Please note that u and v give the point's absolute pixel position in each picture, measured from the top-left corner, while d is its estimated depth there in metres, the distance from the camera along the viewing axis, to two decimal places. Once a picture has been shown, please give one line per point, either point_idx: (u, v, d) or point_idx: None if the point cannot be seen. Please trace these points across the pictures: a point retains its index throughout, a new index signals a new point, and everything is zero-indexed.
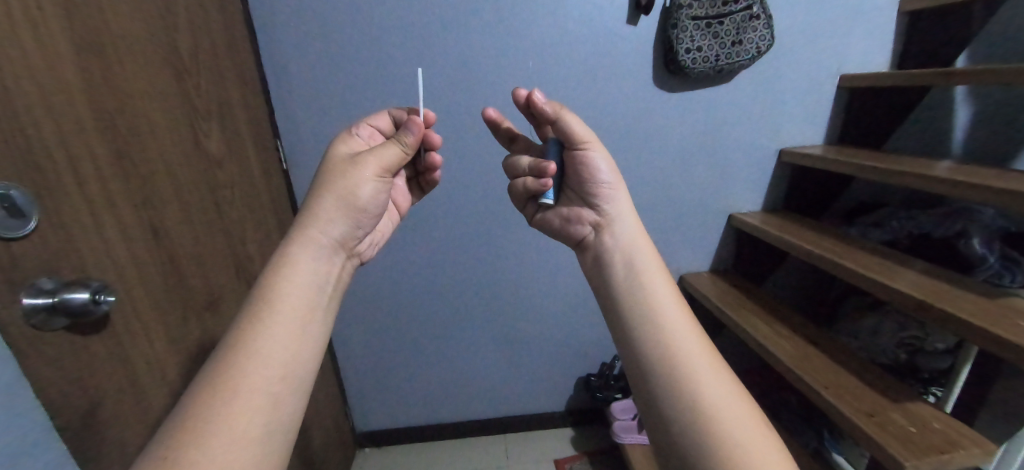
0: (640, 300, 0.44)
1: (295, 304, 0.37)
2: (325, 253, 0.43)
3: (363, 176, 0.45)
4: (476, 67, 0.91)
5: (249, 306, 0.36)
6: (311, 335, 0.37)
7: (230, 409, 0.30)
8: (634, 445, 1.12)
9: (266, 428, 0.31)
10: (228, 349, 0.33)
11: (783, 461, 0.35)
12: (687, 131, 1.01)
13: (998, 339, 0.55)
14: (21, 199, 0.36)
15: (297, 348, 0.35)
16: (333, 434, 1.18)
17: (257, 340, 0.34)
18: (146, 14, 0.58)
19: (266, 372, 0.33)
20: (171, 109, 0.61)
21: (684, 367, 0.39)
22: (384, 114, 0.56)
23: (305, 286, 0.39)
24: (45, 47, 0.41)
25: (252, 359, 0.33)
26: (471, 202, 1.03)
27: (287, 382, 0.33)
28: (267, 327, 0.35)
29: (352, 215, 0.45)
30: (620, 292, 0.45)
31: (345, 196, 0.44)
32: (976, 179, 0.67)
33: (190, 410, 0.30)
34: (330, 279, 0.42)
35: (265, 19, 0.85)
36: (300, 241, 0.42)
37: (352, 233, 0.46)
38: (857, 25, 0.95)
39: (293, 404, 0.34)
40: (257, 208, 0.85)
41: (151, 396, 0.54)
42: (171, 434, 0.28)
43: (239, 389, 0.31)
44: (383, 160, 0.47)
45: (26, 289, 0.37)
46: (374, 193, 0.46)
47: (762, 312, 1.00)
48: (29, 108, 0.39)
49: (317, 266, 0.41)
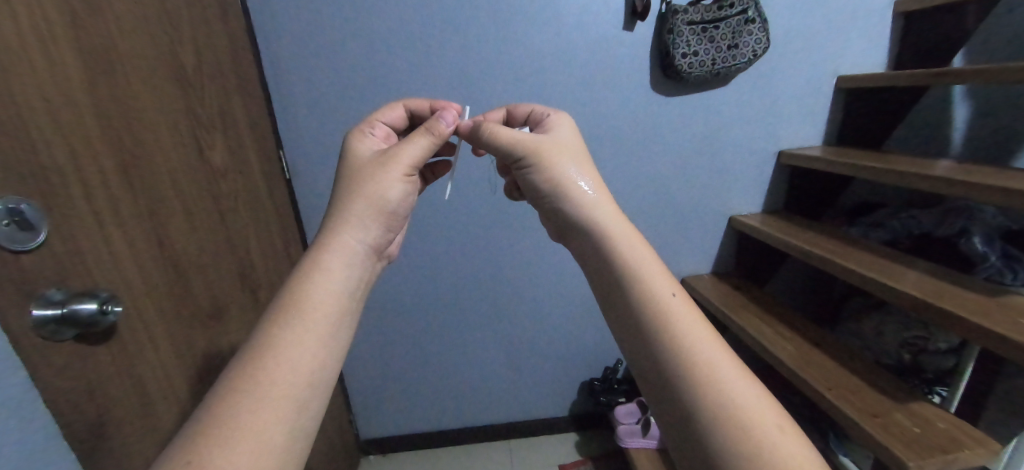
0: (632, 299, 0.39)
1: (325, 313, 0.37)
2: (360, 259, 0.43)
3: (393, 176, 0.46)
4: (475, 77, 0.92)
5: (280, 310, 0.36)
6: (338, 341, 0.38)
7: (256, 416, 0.30)
8: (639, 449, 1.11)
9: (290, 436, 0.31)
10: (257, 354, 0.34)
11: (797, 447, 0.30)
12: (685, 134, 1.01)
13: (1000, 337, 0.55)
14: (30, 212, 0.37)
15: (325, 355, 0.36)
16: (337, 443, 1.17)
17: (288, 346, 0.34)
18: (150, 29, 0.59)
19: (295, 380, 0.33)
20: (176, 121, 0.62)
21: (712, 375, 0.34)
22: (396, 107, 0.57)
23: (338, 292, 0.40)
24: (54, 65, 0.42)
25: (281, 366, 0.33)
26: (472, 209, 1.04)
27: (313, 390, 0.34)
28: (297, 335, 0.35)
29: (385, 219, 0.46)
30: (602, 295, 0.42)
31: (376, 197, 0.46)
32: (977, 178, 0.67)
33: (219, 413, 0.30)
34: (360, 284, 0.42)
35: (268, 32, 0.86)
36: (335, 247, 0.42)
37: (385, 238, 0.47)
38: (851, 27, 0.96)
39: (318, 410, 0.34)
40: (259, 216, 0.86)
41: (159, 404, 0.55)
42: (198, 437, 0.29)
43: (268, 399, 0.31)
44: (411, 157, 0.48)
45: (36, 300, 0.38)
46: (403, 193, 0.48)
47: (764, 315, 0.99)
48: (38, 125, 0.40)
49: (350, 271, 0.42)
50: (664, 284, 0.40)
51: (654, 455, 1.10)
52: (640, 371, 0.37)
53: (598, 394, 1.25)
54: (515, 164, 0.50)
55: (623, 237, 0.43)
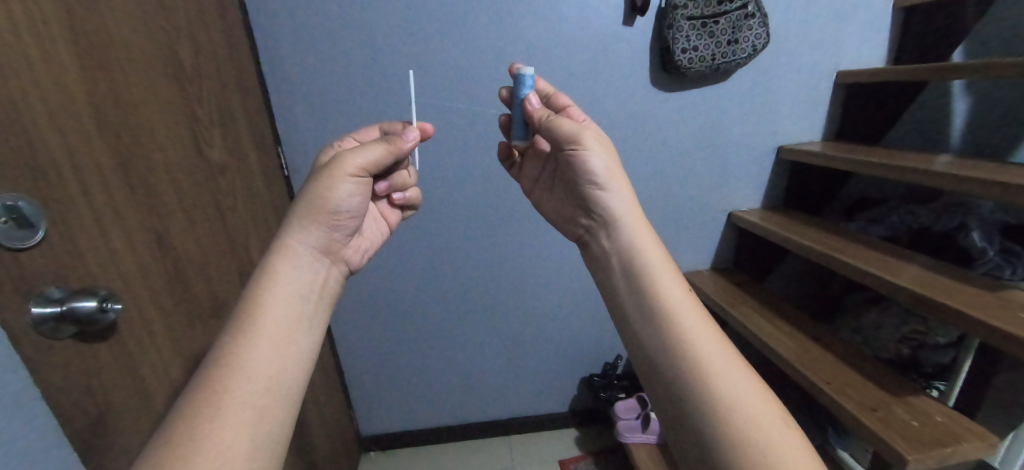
0: (645, 301, 0.43)
1: (274, 312, 0.40)
2: (306, 261, 0.46)
3: (340, 177, 0.47)
4: (473, 72, 0.91)
5: (233, 319, 0.38)
6: (294, 340, 0.39)
7: (214, 424, 0.31)
8: (639, 444, 1.11)
9: (253, 442, 0.33)
10: (214, 365, 0.35)
11: (793, 439, 0.34)
12: (685, 130, 1.01)
13: (997, 331, 0.56)
14: (28, 209, 0.37)
15: (283, 360, 0.37)
16: (338, 440, 1.18)
17: (242, 354, 0.36)
18: (147, 25, 0.58)
19: (251, 385, 0.35)
20: (173, 118, 0.62)
21: (719, 378, 0.37)
22: (373, 128, 0.59)
23: (288, 296, 0.42)
24: (49, 60, 0.42)
25: (236, 373, 0.34)
26: (473, 205, 1.04)
27: (272, 395, 0.35)
28: (251, 342, 0.37)
29: (328, 221, 0.48)
30: (615, 295, 0.47)
31: (318, 199, 0.47)
32: (978, 173, 0.67)
33: (177, 425, 0.31)
34: (314, 286, 0.45)
35: (265, 27, 0.86)
36: (282, 250, 0.45)
37: (332, 238, 0.49)
38: (853, 21, 0.96)
39: (283, 415, 0.36)
40: (258, 212, 0.85)
41: (157, 401, 0.54)
42: (157, 448, 0.30)
43: (223, 404, 0.33)
44: (361, 161, 0.49)
45: (35, 298, 0.38)
46: (349, 194, 0.49)
47: (764, 309, 1.00)
48: (34, 122, 0.39)
49: (299, 274, 0.44)
50: (680, 299, 0.43)
51: (654, 450, 1.10)
52: (643, 368, 0.42)
53: (598, 390, 1.25)
54: (573, 147, 0.51)
55: (644, 242, 0.48)
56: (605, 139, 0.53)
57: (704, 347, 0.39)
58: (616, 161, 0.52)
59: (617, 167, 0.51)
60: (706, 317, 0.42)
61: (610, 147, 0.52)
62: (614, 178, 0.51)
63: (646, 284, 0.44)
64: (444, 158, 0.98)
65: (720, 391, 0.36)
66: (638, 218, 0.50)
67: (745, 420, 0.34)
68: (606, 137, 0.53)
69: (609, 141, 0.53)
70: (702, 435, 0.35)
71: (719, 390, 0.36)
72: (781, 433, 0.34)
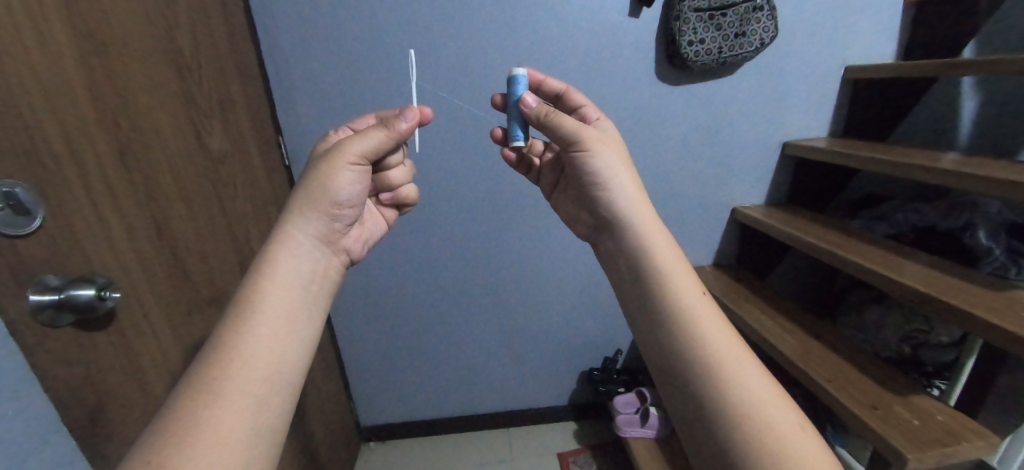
0: (651, 297, 0.43)
1: (275, 301, 0.39)
2: (307, 249, 0.45)
3: (340, 165, 0.47)
4: (476, 64, 0.90)
5: (233, 307, 0.38)
6: (295, 329, 0.39)
7: (215, 412, 0.31)
8: (637, 438, 1.12)
9: (253, 431, 0.32)
10: (214, 354, 0.35)
11: (799, 434, 0.34)
12: (689, 124, 1.00)
13: (1002, 331, 0.55)
14: (26, 196, 0.37)
15: (283, 350, 0.37)
16: (337, 430, 1.18)
17: (243, 342, 0.36)
18: (146, 10, 0.58)
19: (252, 373, 0.34)
20: (173, 105, 0.61)
21: (724, 373, 0.37)
22: (369, 116, 0.58)
23: (289, 285, 0.41)
24: (47, 45, 0.41)
25: (236, 361, 0.34)
26: (474, 198, 1.03)
27: (272, 384, 0.35)
28: (252, 330, 0.36)
29: (329, 211, 0.48)
30: (624, 293, 0.47)
31: (319, 189, 0.47)
32: (988, 172, 0.66)
33: (176, 412, 0.31)
34: (315, 276, 0.45)
35: (266, 15, 0.85)
36: (283, 240, 0.44)
37: (332, 228, 0.49)
38: (863, 15, 0.94)
39: (283, 405, 0.36)
40: (258, 201, 0.85)
41: (156, 389, 0.54)
42: (156, 436, 0.29)
43: (222, 393, 0.32)
44: (361, 148, 0.48)
45: (32, 286, 0.38)
46: (350, 183, 0.48)
47: (765, 306, 0.99)
48: (32, 108, 0.39)
49: (299, 264, 0.44)
50: (686, 294, 0.42)
51: (653, 444, 1.11)
52: (652, 361, 0.42)
53: (597, 384, 1.26)
54: (577, 146, 0.51)
55: (649, 236, 0.47)
56: (611, 137, 0.54)
57: (710, 342, 0.39)
58: (625, 159, 0.52)
59: (624, 163, 0.51)
60: (711, 312, 0.42)
61: (619, 146, 0.53)
62: (619, 170, 0.50)
63: (652, 280, 0.44)
64: (445, 150, 0.97)
65: (724, 387, 0.36)
66: (644, 212, 0.49)
67: (749, 415, 0.34)
68: (611, 136, 0.54)
69: (615, 140, 0.54)
70: (710, 430, 0.36)
71: (723, 387, 0.36)
72: (785, 429, 0.34)
